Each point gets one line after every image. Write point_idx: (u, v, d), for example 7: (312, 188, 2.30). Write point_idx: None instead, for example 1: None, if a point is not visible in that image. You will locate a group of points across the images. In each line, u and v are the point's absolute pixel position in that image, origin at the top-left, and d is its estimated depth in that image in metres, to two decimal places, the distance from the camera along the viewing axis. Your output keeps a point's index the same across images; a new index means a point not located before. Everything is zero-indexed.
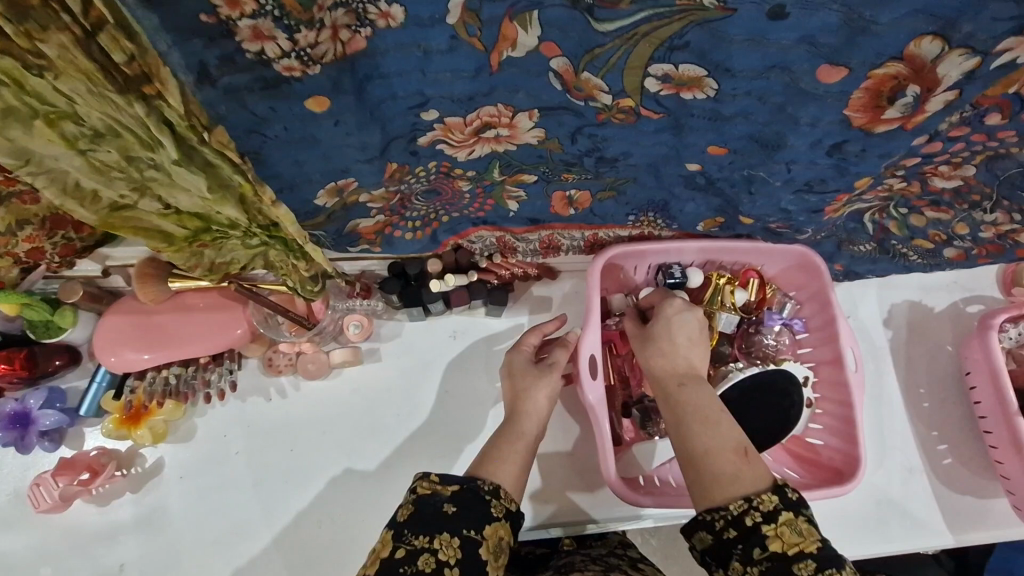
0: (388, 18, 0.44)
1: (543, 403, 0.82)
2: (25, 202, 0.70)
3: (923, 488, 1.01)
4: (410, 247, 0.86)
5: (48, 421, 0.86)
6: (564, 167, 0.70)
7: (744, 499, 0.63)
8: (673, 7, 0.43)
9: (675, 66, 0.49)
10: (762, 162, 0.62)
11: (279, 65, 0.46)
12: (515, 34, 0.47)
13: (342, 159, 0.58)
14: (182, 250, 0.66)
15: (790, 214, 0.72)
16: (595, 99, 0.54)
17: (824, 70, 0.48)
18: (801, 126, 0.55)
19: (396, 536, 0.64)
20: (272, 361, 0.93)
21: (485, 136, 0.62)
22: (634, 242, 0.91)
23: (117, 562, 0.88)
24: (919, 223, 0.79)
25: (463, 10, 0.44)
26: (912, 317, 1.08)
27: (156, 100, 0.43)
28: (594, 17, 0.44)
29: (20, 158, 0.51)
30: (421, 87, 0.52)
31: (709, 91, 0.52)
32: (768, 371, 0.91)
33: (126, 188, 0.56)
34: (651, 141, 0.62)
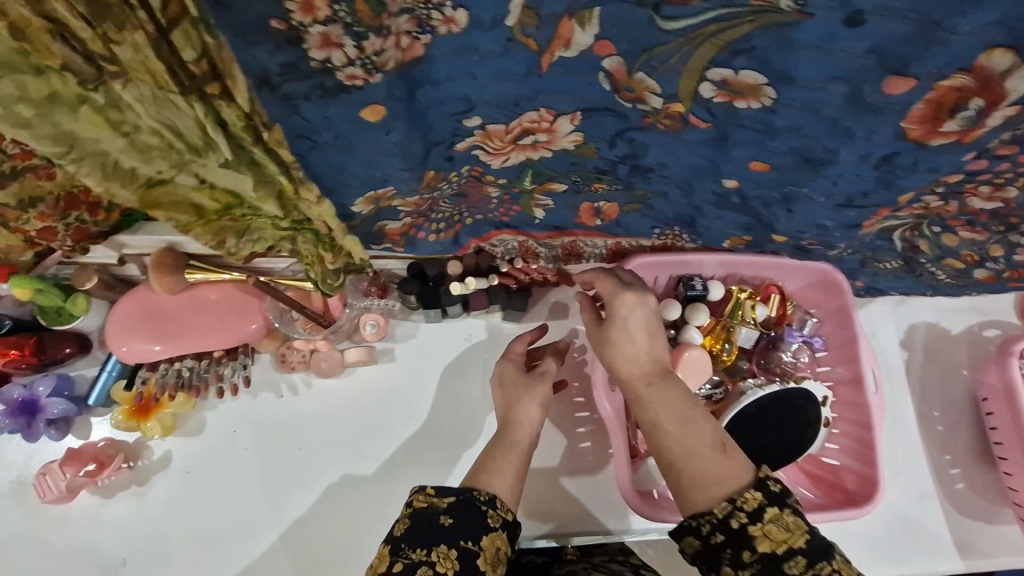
0: (450, 25, 0.45)
1: (526, 414, 0.80)
2: (39, 177, 0.65)
3: (935, 512, 1.01)
4: (431, 249, 0.85)
5: (56, 409, 0.84)
6: (594, 176, 0.69)
7: (727, 502, 0.62)
8: (745, 8, 0.43)
9: (734, 71, 0.49)
10: (804, 181, 0.62)
11: (342, 73, 0.46)
12: (571, 33, 0.47)
13: (381, 172, 0.58)
14: (210, 224, 0.63)
15: (825, 229, 0.72)
16: (644, 102, 0.53)
17: (890, 83, 0.47)
18: (856, 143, 0.54)
19: (393, 551, 0.64)
20: (285, 357, 0.92)
21: (522, 143, 0.61)
22: (656, 252, 0.91)
23: (119, 557, 0.86)
24: (952, 243, 0.77)
25: (523, 9, 0.44)
26: (929, 339, 1.07)
27: (217, 99, 0.45)
28: (660, 14, 0.44)
29: (64, 144, 0.50)
30: (469, 93, 0.52)
31: (765, 100, 0.51)
32: (785, 388, 0.89)
33: (166, 166, 0.54)
34: (689, 150, 0.61)
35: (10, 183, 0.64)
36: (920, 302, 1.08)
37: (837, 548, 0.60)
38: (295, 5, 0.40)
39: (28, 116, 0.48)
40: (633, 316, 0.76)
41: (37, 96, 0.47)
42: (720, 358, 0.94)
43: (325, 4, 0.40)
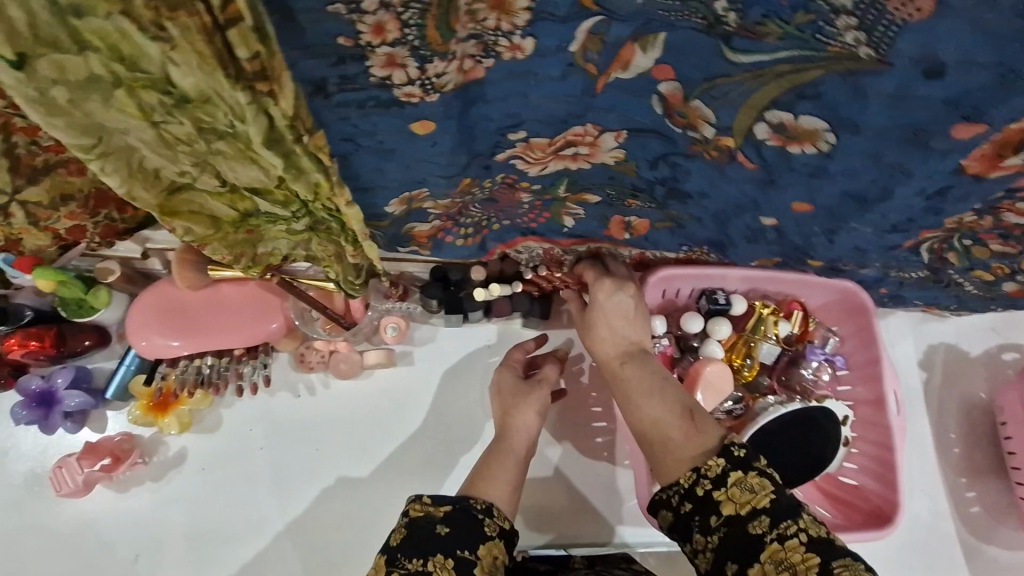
0: (516, 51, 0.45)
1: (526, 421, 0.81)
2: (71, 173, 0.64)
3: (949, 534, 1.00)
4: (457, 253, 0.84)
5: (72, 402, 0.84)
6: (631, 192, 0.69)
7: (693, 471, 0.64)
8: (820, 53, 0.43)
9: (794, 116, 0.49)
10: (854, 218, 0.61)
11: (399, 90, 0.46)
12: (632, 55, 0.47)
13: (419, 174, 0.58)
14: (227, 237, 0.63)
15: (863, 252, 0.71)
16: (695, 128, 0.54)
17: (960, 129, 0.47)
18: (913, 183, 0.54)
19: (390, 561, 0.62)
20: (305, 357, 0.91)
21: (562, 153, 0.61)
22: (680, 265, 0.90)
23: (131, 552, 0.85)
24: (982, 256, 0.73)
25: (586, 35, 0.45)
26: (947, 360, 1.07)
27: (264, 96, 0.42)
28: (730, 46, 0.44)
29: (93, 137, 0.48)
30: (518, 111, 0.52)
31: (822, 145, 0.52)
32: (806, 407, 0.88)
33: (189, 164, 0.53)
34: (734, 184, 0.61)
35: (41, 180, 0.63)
36: (941, 322, 1.07)
37: (806, 508, 0.59)
38: (366, 27, 0.40)
39: (64, 100, 0.44)
40: (611, 304, 0.81)
41: (75, 79, 0.43)
42: (741, 374, 0.93)
43: (397, 27, 0.41)
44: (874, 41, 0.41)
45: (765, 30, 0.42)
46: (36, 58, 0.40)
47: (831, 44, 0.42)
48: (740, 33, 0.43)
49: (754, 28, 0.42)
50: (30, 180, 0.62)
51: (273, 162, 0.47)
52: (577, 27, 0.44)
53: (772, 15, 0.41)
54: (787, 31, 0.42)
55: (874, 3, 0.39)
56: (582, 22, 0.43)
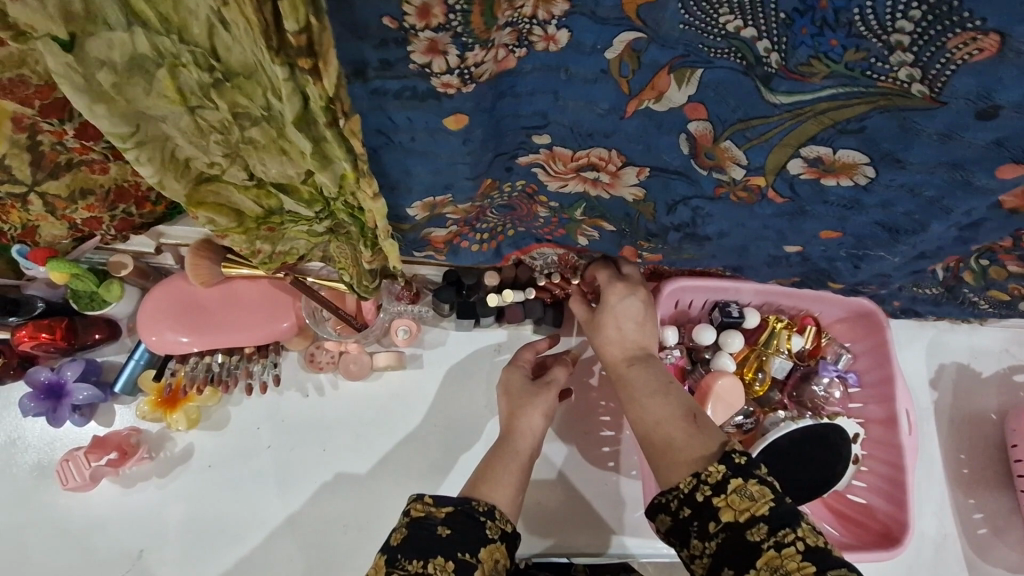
0: (549, 41, 0.43)
1: (528, 424, 0.80)
2: (93, 169, 0.65)
3: (956, 556, 0.99)
4: (472, 259, 0.83)
5: (81, 395, 0.83)
6: (644, 235, 0.69)
7: (693, 476, 0.61)
8: (870, 89, 0.42)
9: (833, 150, 0.48)
10: (884, 247, 0.61)
11: (437, 80, 0.44)
12: (665, 87, 0.46)
13: (449, 180, 0.56)
14: (249, 232, 0.62)
15: (888, 277, 0.70)
16: (723, 170, 0.53)
17: (1006, 168, 0.46)
18: (951, 217, 0.54)
19: (389, 561, 0.61)
20: (314, 357, 0.91)
21: (583, 175, 0.60)
22: (695, 276, 0.89)
23: (136, 548, 0.85)
24: (1000, 276, 0.73)
25: (626, 48, 0.43)
26: (958, 379, 1.06)
27: (303, 73, 0.39)
28: (769, 86, 0.44)
29: (131, 124, 0.47)
30: (547, 109, 0.50)
31: (860, 179, 0.51)
32: (818, 424, 0.87)
33: (219, 154, 0.53)
34: (760, 222, 0.60)
35: (64, 175, 0.64)
36: (954, 341, 1.07)
37: (806, 515, 0.57)
38: (412, 9, 0.39)
39: (109, 85, 0.43)
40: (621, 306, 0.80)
41: (121, 61, 0.43)
42: (752, 388, 0.93)
43: (443, 11, 0.39)
44: (929, 79, 0.40)
45: (812, 69, 0.42)
46: (86, 38, 0.41)
47: (882, 80, 0.41)
48: (782, 74, 0.43)
49: (799, 68, 0.42)
50: (51, 174, 0.64)
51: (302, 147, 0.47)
52: (616, 36, 0.42)
53: (820, 55, 0.40)
54: (835, 70, 0.41)
55: (931, 41, 0.38)
56: (624, 34, 0.42)
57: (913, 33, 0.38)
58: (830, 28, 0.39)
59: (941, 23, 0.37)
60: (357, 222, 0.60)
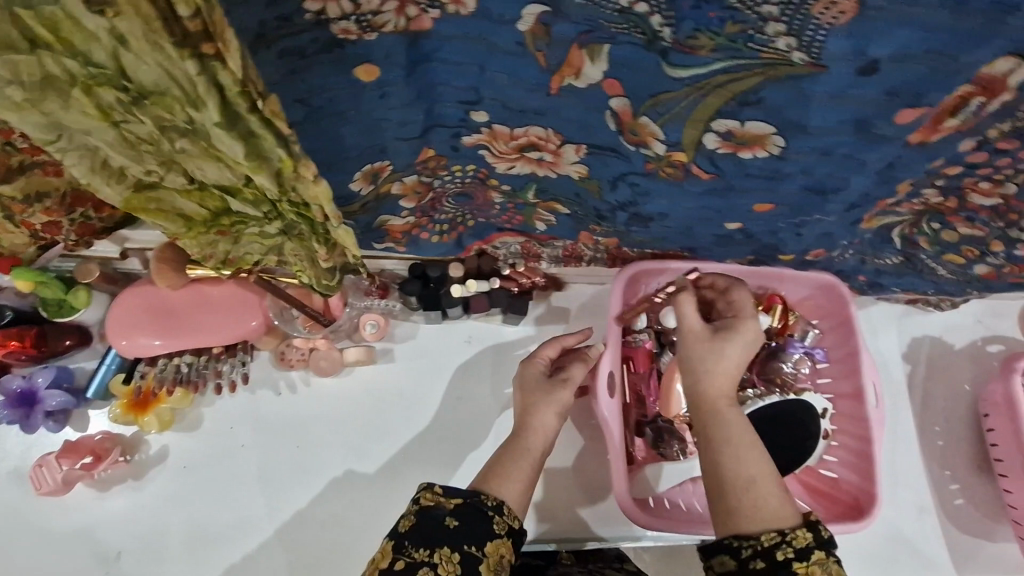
0: (458, 5, 0.43)
1: (546, 420, 0.77)
2: (48, 173, 0.65)
3: (933, 528, 0.99)
4: (434, 251, 0.86)
5: (53, 401, 0.85)
6: (595, 218, 0.72)
7: (776, 532, 0.60)
8: (755, 60, 0.43)
9: (740, 122, 0.50)
10: (818, 210, 0.61)
11: (336, 26, 0.45)
12: (581, 63, 0.47)
13: (380, 139, 0.58)
14: (198, 235, 0.64)
15: (831, 236, 0.69)
16: (648, 146, 0.54)
17: (903, 114, 0.48)
18: (870, 171, 0.55)
19: (396, 547, 0.61)
20: (285, 355, 0.92)
21: (527, 155, 0.61)
22: (657, 259, 0.87)
23: (114, 551, 0.86)
24: (952, 239, 0.71)
25: (535, 21, 0.44)
26: (932, 354, 1.05)
27: (212, 60, 0.41)
28: (669, 61, 0.45)
29: (53, 133, 0.51)
30: (478, 84, 0.51)
31: (772, 150, 0.52)
32: (786, 402, 0.91)
33: (154, 163, 0.54)
34: (697, 204, 0.62)
35: (17, 178, 0.64)
36: (926, 316, 1.06)
37: None
38: None
39: (21, 100, 0.46)
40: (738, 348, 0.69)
41: (30, 80, 0.45)
42: None
43: None
44: (805, 46, 0.42)
45: (698, 43, 0.43)
46: None
47: (765, 51, 0.43)
48: (676, 48, 0.43)
49: (687, 41, 0.43)
50: (5, 178, 0.63)
51: (232, 146, 0.47)
52: (525, 7, 0.43)
53: (702, 28, 0.42)
54: (719, 42, 0.42)
55: (798, 10, 0.40)
56: (530, 6, 0.43)
57: (781, 4, 0.39)
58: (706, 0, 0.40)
59: None
60: (305, 221, 0.60)
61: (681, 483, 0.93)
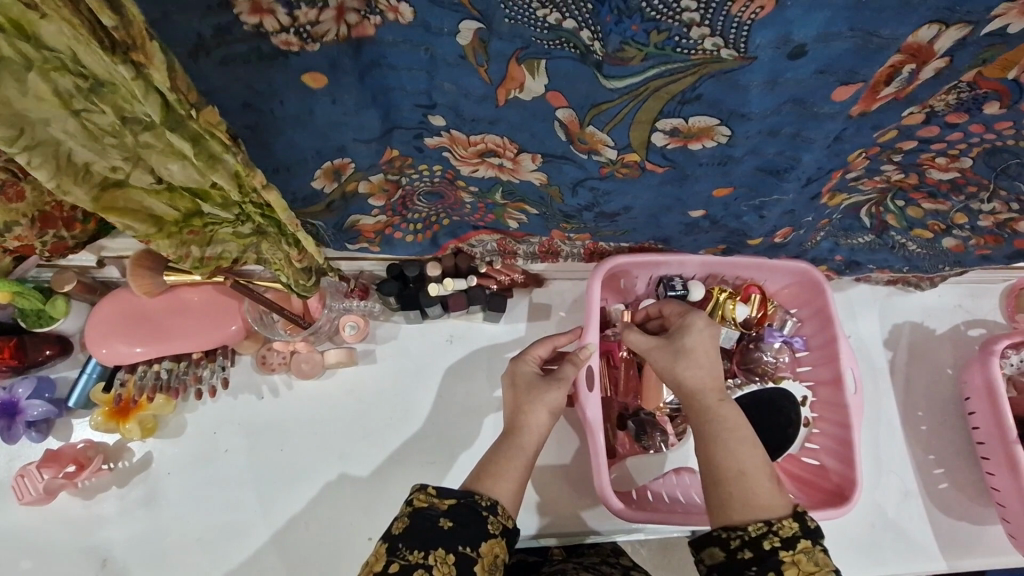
0: (396, 13, 0.45)
1: (543, 417, 0.76)
2: (10, 196, 0.65)
3: (918, 513, 0.99)
4: (409, 250, 0.86)
5: (35, 412, 0.85)
6: (564, 218, 0.72)
7: (764, 522, 0.60)
8: (687, 62, 0.44)
9: (683, 120, 0.51)
10: (773, 190, 0.61)
11: (276, 39, 0.46)
12: (523, 77, 0.49)
13: (338, 141, 0.58)
14: (173, 237, 0.63)
15: (795, 210, 0.67)
16: (599, 153, 0.56)
17: (839, 91, 0.47)
18: (820, 146, 0.54)
19: (390, 549, 0.61)
20: (266, 359, 0.92)
21: (488, 159, 0.63)
22: (635, 252, 0.88)
23: (97, 560, 0.86)
24: (917, 215, 0.75)
25: (473, 37, 0.46)
26: (913, 337, 1.06)
27: (145, 67, 0.40)
28: (603, 73, 0.46)
29: (15, 127, 0.48)
30: (428, 88, 0.53)
31: (720, 138, 0.53)
32: (766, 389, 0.94)
33: (120, 158, 0.54)
34: (653, 192, 0.63)
35: None
36: (905, 300, 1.07)
37: None
38: None
39: None
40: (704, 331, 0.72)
41: None
42: None
43: None
44: (732, 42, 0.42)
45: (628, 54, 0.44)
46: None
47: (694, 54, 0.43)
48: (607, 61, 0.44)
49: (617, 54, 0.44)
50: None
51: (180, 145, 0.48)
52: (461, 23, 0.45)
53: (629, 40, 0.42)
54: (648, 52, 0.43)
55: (719, 9, 0.40)
56: (466, 21, 0.44)
57: (700, 9, 0.40)
58: (627, 14, 0.41)
59: None
60: (272, 222, 0.61)
61: (664, 474, 0.92)
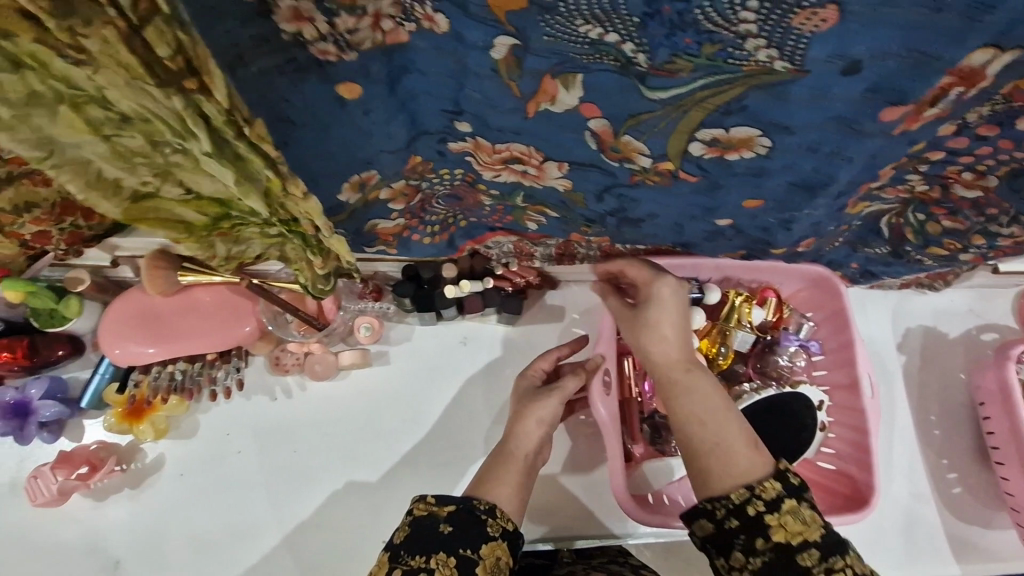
0: (432, 22, 0.44)
1: (533, 428, 0.77)
2: (36, 182, 0.65)
3: (932, 517, 0.99)
4: (425, 251, 0.85)
5: (48, 412, 0.84)
6: (585, 222, 0.72)
7: (745, 488, 0.60)
8: (737, 73, 0.44)
9: (725, 130, 0.50)
10: (805, 205, 0.61)
11: (313, 47, 0.46)
12: (555, 90, 0.49)
13: (364, 152, 0.58)
14: (200, 239, 0.64)
15: (819, 223, 0.67)
16: (632, 161, 0.56)
17: (886, 112, 0.47)
18: (856, 164, 0.54)
19: (392, 557, 0.61)
20: (280, 360, 0.92)
21: (512, 166, 0.62)
22: (651, 255, 0.87)
23: (112, 561, 0.86)
24: (934, 232, 0.73)
25: (508, 52, 0.45)
26: (925, 343, 1.06)
27: (196, 95, 0.41)
28: (646, 84, 0.46)
29: (43, 150, 0.49)
30: (457, 96, 0.52)
31: (760, 149, 0.52)
32: (781, 394, 0.91)
33: (149, 174, 0.54)
34: (682, 202, 0.63)
35: (7, 188, 0.64)
36: (919, 305, 1.07)
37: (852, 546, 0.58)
38: None
39: (7, 117, 0.45)
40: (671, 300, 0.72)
41: (15, 97, 0.44)
42: (716, 363, 0.92)
43: None
44: (787, 55, 0.42)
45: (677, 66, 0.43)
46: None
47: (746, 65, 0.43)
48: (652, 73, 0.44)
49: (664, 66, 0.43)
50: None
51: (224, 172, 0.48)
52: (499, 38, 0.44)
53: (679, 53, 0.42)
54: (698, 63, 0.43)
55: (779, 22, 0.39)
56: (502, 36, 0.44)
57: (758, 21, 0.39)
58: (680, 28, 0.40)
59: (781, 6, 0.38)
60: (297, 234, 0.61)
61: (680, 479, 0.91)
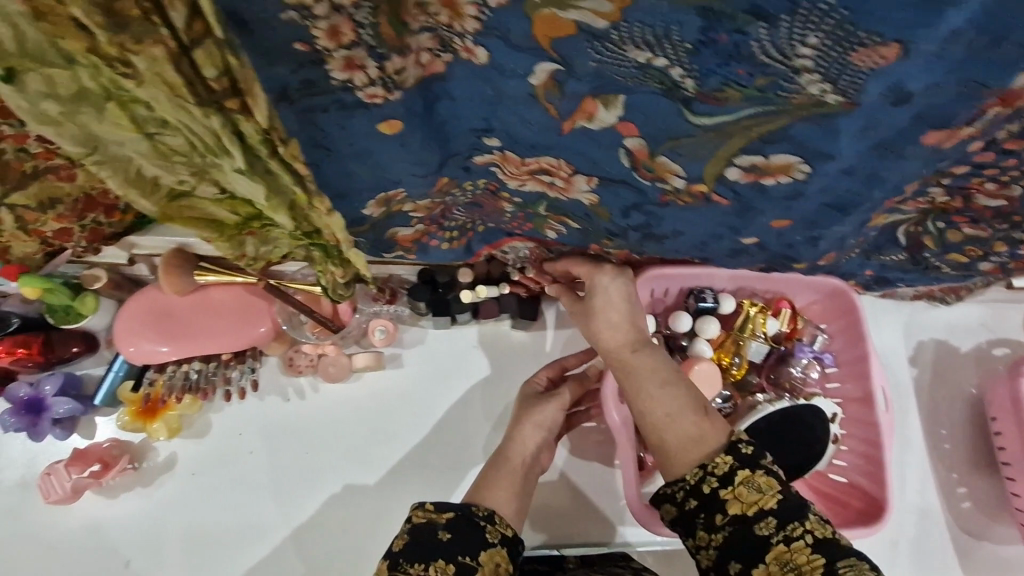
0: (470, 53, 0.46)
1: (529, 432, 0.79)
2: (60, 177, 0.65)
3: (941, 530, 0.99)
4: (444, 256, 0.85)
5: (62, 408, 0.84)
6: (607, 235, 0.72)
7: (699, 467, 0.63)
8: (784, 106, 0.44)
9: (766, 157, 0.50)
10: (835, 223, 0.61)
11: (364, 92, 0.47)
12: (595, 109, 0.49)
13: (393, 175, 0.58)
14: (231, 238, 0.64)
15: (844, 238, 0.67)
16: (664, 180, 0.56)
17: (927, 133, 0.47)
18: (891, 182, 0.54)
19: (391, 566, 0.60)
20: (293, 361, 0.91)
21: (539, 177, 0.62)
22: (666, 264, 0.87)
23: (122, 561, 0.85)
24: (955, 240, 0.74)
25: (548, 77, 0.46)
26: (937, 357, 1.06)
27: (235, 114, 0.43)
28: (692, 109, 0.46)
29: (87, 146, 0.48)
30: (490, 114, 0.53)
31: (798, 175, 0.52)
32: (796, 405, 0.89)
33: (186, 173, 0.54)
34: (711, 221, 0.63)
35: (30, 184, 0.64)
36: (931, 318, 1.07)
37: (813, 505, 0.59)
38: (322, 32, 0.41)
39: (55, 113, 0.45)
40: (613, 290, 0.76)
41: (65, 94, 0.44)
42: (729, 372, 0.92)
43: (351, 28, 0.41)
44: (841, 89, 0.42)
45: (726, 94, 0.44)
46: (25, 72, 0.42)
47: (795, 97, 0.43)
48: (700, 98, 0.45)
49: (714, 93, 0.44)
50: (18, 184, 0.63)
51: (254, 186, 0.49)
52: (539, 65, 0.45)
53: (730, 82, 0.43)
54: (748, 93, 0.43)
55: (838, 59, 0.39)
56: (544, 63, 0.45)
57: (815, 56, 0.40)
58: (735, 59, 0.41)
59: (842, 45, 0.38)
60: (319, 245, 0.62)
61: None
